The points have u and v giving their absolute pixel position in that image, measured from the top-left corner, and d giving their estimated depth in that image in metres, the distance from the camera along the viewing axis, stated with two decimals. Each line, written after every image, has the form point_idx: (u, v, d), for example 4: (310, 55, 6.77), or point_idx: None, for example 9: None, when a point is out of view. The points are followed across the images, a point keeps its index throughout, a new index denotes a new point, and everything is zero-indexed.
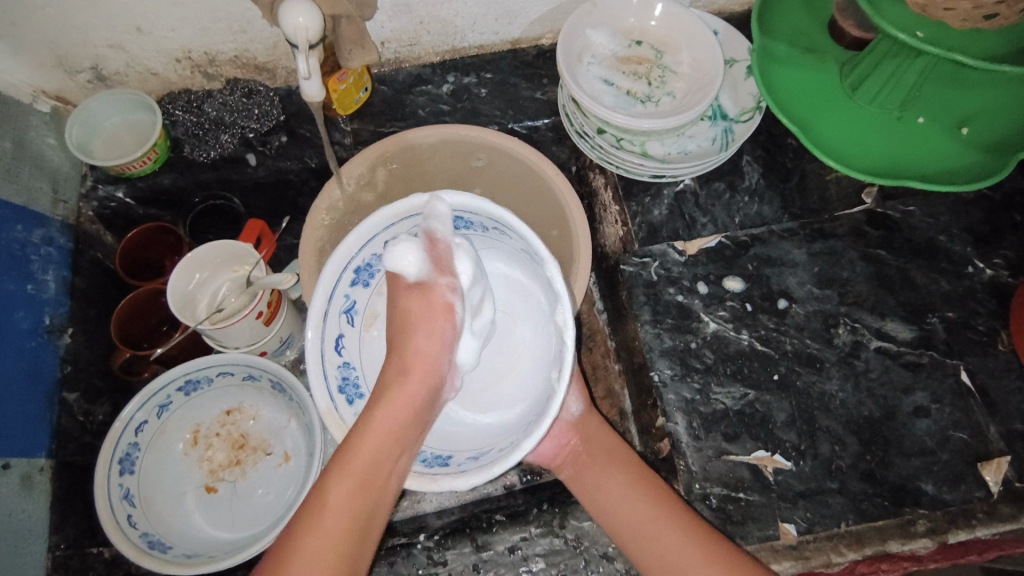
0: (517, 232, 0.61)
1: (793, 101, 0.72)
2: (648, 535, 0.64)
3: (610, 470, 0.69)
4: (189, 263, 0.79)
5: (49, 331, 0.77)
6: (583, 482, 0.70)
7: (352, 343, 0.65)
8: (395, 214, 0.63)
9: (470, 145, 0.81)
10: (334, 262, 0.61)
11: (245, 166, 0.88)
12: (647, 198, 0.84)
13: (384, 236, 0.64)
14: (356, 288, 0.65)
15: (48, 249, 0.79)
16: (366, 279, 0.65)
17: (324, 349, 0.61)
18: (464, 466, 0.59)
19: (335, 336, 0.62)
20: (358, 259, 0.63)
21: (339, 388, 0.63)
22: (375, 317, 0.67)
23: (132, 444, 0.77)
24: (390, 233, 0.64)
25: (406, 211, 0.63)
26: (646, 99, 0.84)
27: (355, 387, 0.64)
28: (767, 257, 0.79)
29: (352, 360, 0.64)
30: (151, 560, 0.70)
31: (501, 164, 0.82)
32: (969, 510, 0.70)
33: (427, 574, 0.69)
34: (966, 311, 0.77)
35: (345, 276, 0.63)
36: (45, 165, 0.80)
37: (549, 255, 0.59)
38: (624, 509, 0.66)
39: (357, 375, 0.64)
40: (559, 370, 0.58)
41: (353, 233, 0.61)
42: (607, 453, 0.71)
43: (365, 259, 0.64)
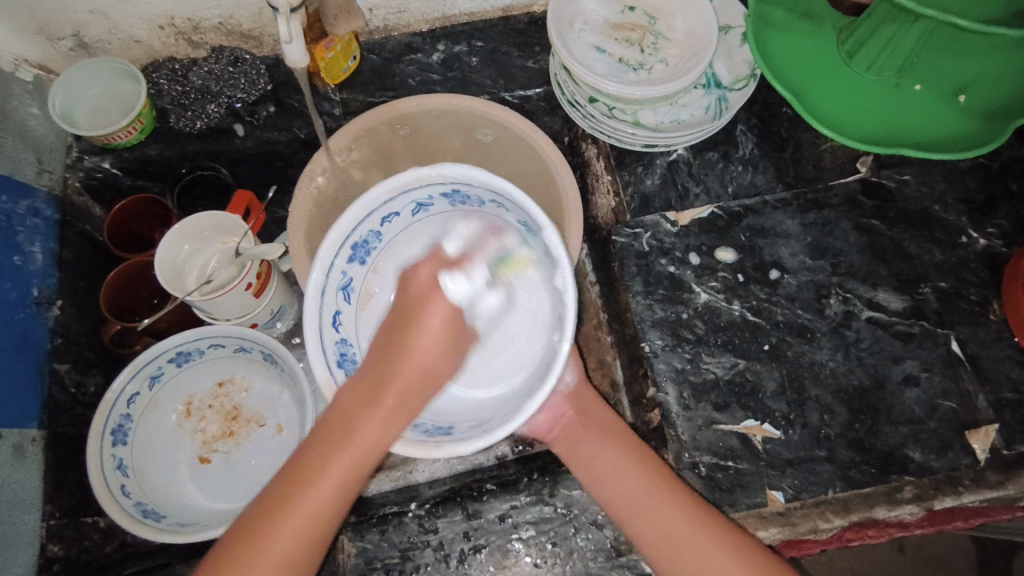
0: (517, 205, 0.60)
1: (786, 71, 0.70)
2: (648, 511, 0.63)
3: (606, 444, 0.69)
4: (177, 234, 0.78)
5: (38, 303, 0.77)
6: (578, 455, 0.70)
7: (348, 319, 0.64)
8: (391, 188, 0.61)
9: (468, 117, 0.80)
10: (331, 236, 0.60)
11: (233, 137, 0.86)
12: (641, 168, 0.83)
13: (378, 213, 0.62)
14: (353, 265, 0.64)
15: (34, 220, 0.78)
16: (363, 257, 0.64)
17: (323, 324, 0.60)
18: (467, 433, 0.59)
19: (333, 313, 0.62)
20: (353, 236, 0.62)
21: (338, 363, 0.62)
22: (370, 295, 0.67)
23: (125, 415, 0.77)
24: (385, 211, 0.63)
25: (402, 185, 0.61)
26: (639, 66, 0.82)
27: (354, 361, 0.64)
28: (760, 227, 0.79)
29: (349, 337, 0.64)
30: (145, 528, 0.70)
31: (498, 134, 0.81)
32: (956, 477, 0.70)
33: (418, 542, 0.69)
34: (959, 281, 0.76)
35: (343, 252, 0.62)
36: (29, 135, 0.79)
37: (549, 222, 0.57)
38: (619, 479, 0.66)
39: (353, 351, 0.64)
40: (560, 337, 0.59)
41: (351, 210, 0.60)
42: (603, 427, 0.70)
43: (361, 237, 0.63)
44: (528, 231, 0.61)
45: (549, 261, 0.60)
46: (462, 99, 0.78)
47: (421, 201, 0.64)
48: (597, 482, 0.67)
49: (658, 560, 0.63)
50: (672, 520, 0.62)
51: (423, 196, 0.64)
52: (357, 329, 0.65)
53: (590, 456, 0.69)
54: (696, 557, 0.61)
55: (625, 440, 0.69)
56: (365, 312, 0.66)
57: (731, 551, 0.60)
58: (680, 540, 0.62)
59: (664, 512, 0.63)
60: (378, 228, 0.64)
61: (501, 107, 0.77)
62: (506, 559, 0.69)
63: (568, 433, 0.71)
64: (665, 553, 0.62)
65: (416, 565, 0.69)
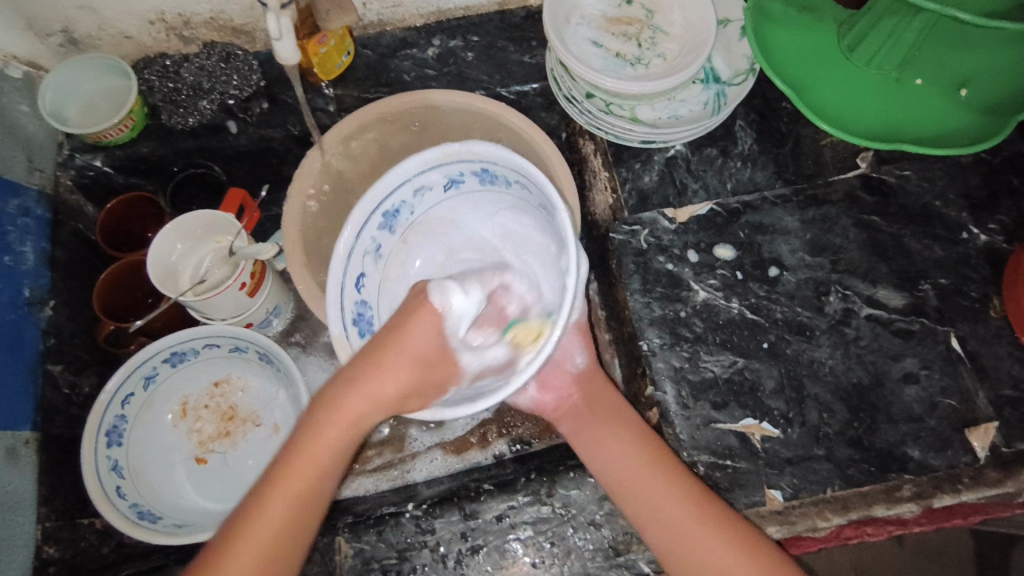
0: (536, 182, 0.59)
1: (788, 62, 0.70)
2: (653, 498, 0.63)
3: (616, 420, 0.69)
4: (170, 233, 0.78)
5: (30, 303, 0.76)
6: (587, 426, 0.69)
7: (371, 285, 0.66)
8: (425, 161, 0.62)
9: (468, 115, 0.79)
10: (364, 202, 0.62)
11: (226, 134, 0.85)
12: (638, 164, 0.82)
13: (410, 184, 0.64)
14: (382, 232, 0.65)
15: (25, 219, 0.78)
16: (393, 226, 0.66)
17: (346, 284, 0.63)
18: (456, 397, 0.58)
19: (356, 276, 0.64)
20: (385, 203, 0.64)
21: (353, 322, 0.64)
22: (398, 263, 0.70)
23: (119, 416, 0.76)
24: (418, 183, 0.64)
25: (437, 159, 0.63)
26: (636, 62, 0.81)
27: (369, 324, 0.66)
28: (759, 224, 0.78)
29: (369, 300, 0.66)
30: (141, 530, 0.70)
31: (496, 133, 0.79)
32: (955, 475, 0.70)
33: (416, 542, 0.69)
34: (959, 278, 0.76)
35: (374, 219, 0.64)
36: (18, 133, 0.78)
37: (564, 204, 0.56)
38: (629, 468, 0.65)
39: (372, 315, 0.66)
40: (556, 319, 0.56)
41: (385, 177, 0.62)
42: (612, 407, 0.70)
43: (393, 205, 0.65)
44: (547, 212, 0.60)
45: (559, 243, 0.60)
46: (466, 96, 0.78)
47: (455, 176, 0.65)
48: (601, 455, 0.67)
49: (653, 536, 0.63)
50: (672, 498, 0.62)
51: (454, 171, 0.65)
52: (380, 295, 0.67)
53: (598, 431, 0.69)
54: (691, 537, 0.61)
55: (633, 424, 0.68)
56: (387, 279, 0.69)
57: (726, 534, 0.60)
58: (678, 518, 0.62)
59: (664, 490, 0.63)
60: (408, 199, 0.65)
61: (503, 104, 0.77)
62: (504, 559, 0.68)
63: (580, 407, 0.71)
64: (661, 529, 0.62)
65: (413, 566, 0.68)
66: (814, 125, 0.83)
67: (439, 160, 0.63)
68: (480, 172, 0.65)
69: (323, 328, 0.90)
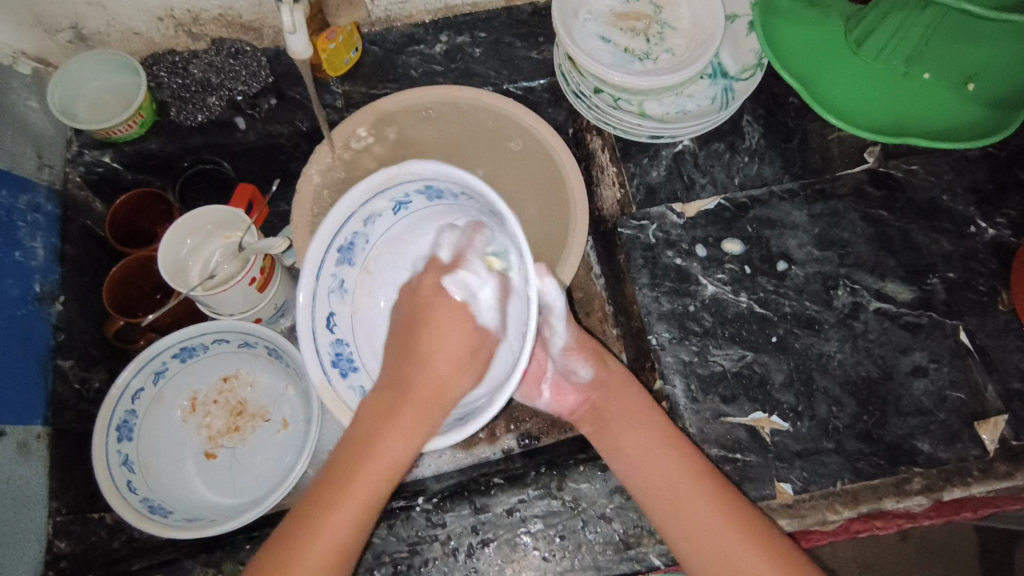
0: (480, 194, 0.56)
1: (795, 56, 0.70)
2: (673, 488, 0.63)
3: (633, 405, 0.69)
4: (179, 229, 0.78)
5: (40, 299, 0.77)
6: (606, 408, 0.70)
7: (344, 321, 0.65)
8: (368, 189, 0.60)
9: (481, 111, 0.79)
10: (314, 245, 0.60)
11: (234, 130, 0.85)
12: (646, 159, 0.82)
13: (359, 215, 0.62)
14: (342, 266, 0.64)
15: (35, 215, 0.78)
16: (351, 257, 0.64)
17: (316, 327, 0.61)
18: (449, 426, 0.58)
19: (326, 316, 0.62)
20: (339, 238, 0.62)
21: (333, 363, 0.63)
22: (366, 293, 0.67)
23: (130, 411, 0.76)
24: (369, 213, 0.62)
25: (378, 184, 0.61)
26: (644, 57, 0.81)
27: (350, 361, 0.64)
28: (767, 219, 0.78)
29: (345, 337, 0.65)
30: (152, 524, 0.70)
31: (506, 128, 0.80)
32: (965, 468, 0.70)
33: (427, 535, 0.69)
34: (967, 272, 0.76)
35: (330, 256, 0.62)
36: (28, 129, 0.78)
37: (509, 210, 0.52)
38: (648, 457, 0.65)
39: (351, 351, 0.65)
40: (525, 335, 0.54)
41: (328, 217, 0.60)
42: (629, 391, 0.70)
43: (348, 237, 0.63)
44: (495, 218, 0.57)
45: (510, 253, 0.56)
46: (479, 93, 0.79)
47: (400, 198, 0.63)
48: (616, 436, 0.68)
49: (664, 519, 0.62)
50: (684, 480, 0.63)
51: (399, 194, 0.63)
52: (354, 330, 0.66)
53: (615, 413, 0.69)
54: (699, 520, 0.61)
55: (648, 408, 0.68)
56: (359, 313, 0.66)
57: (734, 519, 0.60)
58: (689, 501, 0.62)
59: (678, 473, 0.63)
60: (361, 229, 0.63)
61: (515, 102, 0.78)
62: (515, 552, 0.69)
63: (595, 399, 0.71)
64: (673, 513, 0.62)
65: (424, 559, 0.69)
66: (822, 120, 0.83)
67: (380, 187, 0.61)
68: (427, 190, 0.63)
69: None
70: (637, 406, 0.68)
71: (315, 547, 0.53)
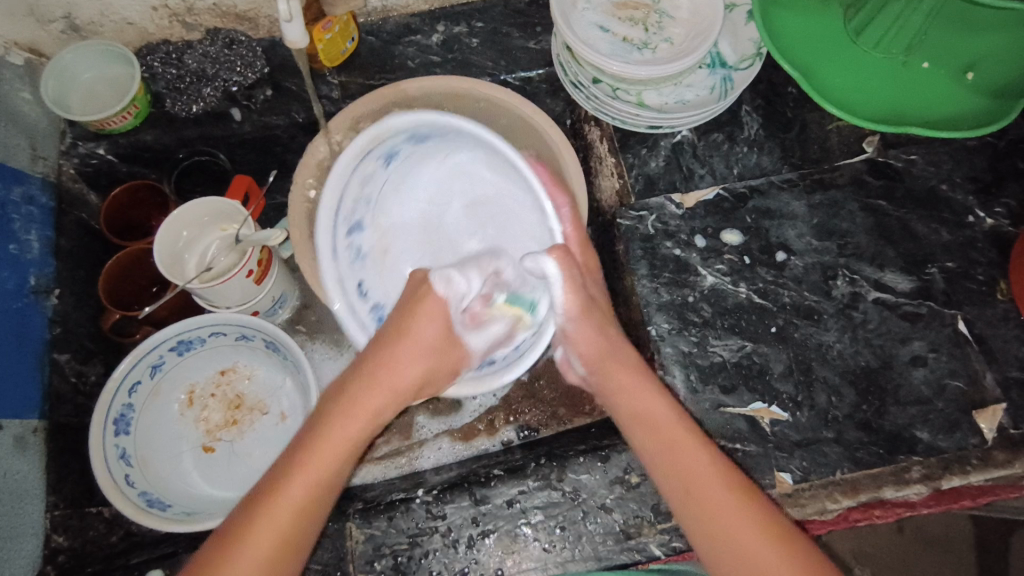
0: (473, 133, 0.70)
1: (795, 50, 0.70)
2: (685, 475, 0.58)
3: (640, 388, 0.63)
4: (175, 221, 0.77)
5: (35, 292, 0.76)
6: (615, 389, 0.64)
7: (373, 282, 0.74)
8: (353, 157, 0.69)
9: (499, 108, 0.78)
10: (324, 219, 0.69)
11: (229, 121, 0.84)
12: (645, 150, 0.82)
13: (360, 176, 0.71)
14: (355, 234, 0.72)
15: (29, 208, 0.78)
16: (360, 224, 0.73)
17: (348, 290, 0.71)
18: (507, 359, 0.70)
19: (355, 282, 0.72)
20: (346, 208, 0.71)
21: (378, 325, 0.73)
22: (386, 252, 0.75)
23: (126, 405, 0.76)
24: (369, 174, 0.71)
25: (364, 149, 0.70)
26: (643, 46, 0.81)
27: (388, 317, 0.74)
28: (766, 209, 0.78)
29: (381, 298, 0.74)
30: (151, 518, 0.70)
31: (524, 131, 0.79)
32: (964, 456, 0.70)
33: (427, 528, 0.69)
34: (966, 261, 0.76)
35: (340, 227, 0.71)
36: (20, 120, 0.77)
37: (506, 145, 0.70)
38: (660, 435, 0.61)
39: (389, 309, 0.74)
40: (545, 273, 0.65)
41: (329, 186, 0.69)
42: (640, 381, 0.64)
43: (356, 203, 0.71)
44: (491, 147, 0.71)
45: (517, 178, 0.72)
46: (502, 89, 0.77)
47: (390, 151, 0.72)
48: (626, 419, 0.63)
49: (679, 506, 0.58)
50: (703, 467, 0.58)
51: (388, 150, 0.72)
52: (385, 287, 0.75)
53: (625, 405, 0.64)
54: (720, 516, 0.56)
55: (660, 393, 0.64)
56: (384, 270, 0.75)
57: (752, 509, 0.56)
58: (709, 497, 0.57)
59: (695, 465, 0.58)
60: (360, 193, 0.72)
61: (535, 105, 0.76)
62: (515, 543, 0.69)
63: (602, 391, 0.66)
64: (688, 499, 0.57)
65: (424, 551, 0.69)
66: (822, 110, 0.83)
67: (365, 148, 0.70)
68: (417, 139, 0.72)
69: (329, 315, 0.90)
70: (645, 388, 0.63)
71: (283, 500, 0.54)
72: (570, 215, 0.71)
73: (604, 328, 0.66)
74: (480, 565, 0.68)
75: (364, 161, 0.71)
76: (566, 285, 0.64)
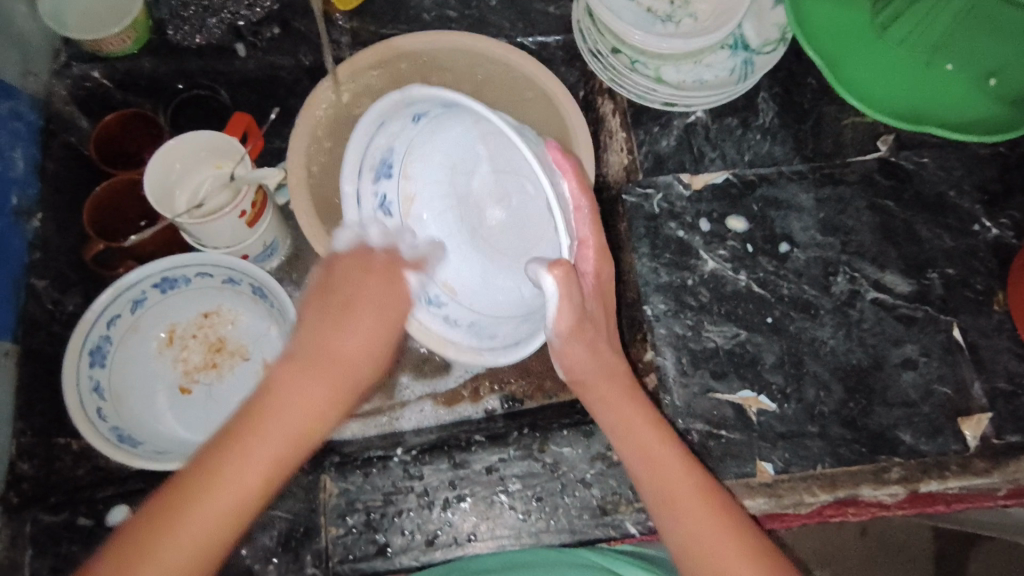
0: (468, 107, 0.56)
1: (821, 38, 0.69)
2: (662, 471, 0.57)
3: (628, 405, 0.60)
4: (168, 154, 0.74)
5: (17, 213, 0.75)
6: (598, 400, 0.61)
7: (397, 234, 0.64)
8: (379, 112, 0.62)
9: (524, 80, 0.76)
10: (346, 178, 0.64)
11: (234, 57, 0.81)
12: (657, 128, 0.80)
13: (385, 133, 0.63)
14: (380, 181, 0.64)
15: (15, 124, 0.75)
16: (388, 171, 0.64)
17: (367, 241, 0.63)
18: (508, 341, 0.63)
19: (377, 233, 0.63)
20: (369, 155, 0.63)
21: None
22: (411, 200, 0.64)
23: (104, 337, 0.74)
24: (387, 134, 0.63)
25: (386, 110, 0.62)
26: (666, 19, 0.79)
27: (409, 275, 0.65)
28: (774, 199, 0.77)
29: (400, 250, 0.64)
30: (121, 453, 0.67)
31: (545, 112, 0.76)
32: (944, 461, 0.70)
33: (403, 487, 0.68)
34: (966, 269, 0.76)
35: (365, 175, 0.64)
36: (14, 33, 0.74)
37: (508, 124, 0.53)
38: (640, 429, 0.59)
39: None
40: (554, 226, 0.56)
41: (350, 143, 0.63)
42: (621, 386, 0.61)
43: (381, 155, 0.64)
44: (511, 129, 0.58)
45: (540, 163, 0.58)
46: (516, 51, 0.75)
47: (419, 110, 0.62)
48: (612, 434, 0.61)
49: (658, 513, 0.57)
50: (679, 479, 0.57)
51: (418, 109, 0.62)
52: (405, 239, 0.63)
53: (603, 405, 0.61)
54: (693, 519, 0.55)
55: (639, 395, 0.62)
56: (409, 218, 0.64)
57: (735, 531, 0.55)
58: (682, 497, 0.56)
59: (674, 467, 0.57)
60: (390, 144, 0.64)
61: (561, 85, 0.74)
62: (491, 509, 0.68)
63: (580, 390, 0.62)
64: (670, 513, 0.56)
65: (398, 510, 0.68)
66: (839, 103, 0.81)
67: (393, 106, 0.62)
68: (446, 104, 0.61)
69: (320, 267, 0.88)
70: (627, 403, 0.60)
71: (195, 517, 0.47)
72: (587, 215, 0.60)
73: (594, 343, 0.60)
74: (454, 528, 0.67)
75: (391, 116, 0.63)
76: (560, 306, 0.53)
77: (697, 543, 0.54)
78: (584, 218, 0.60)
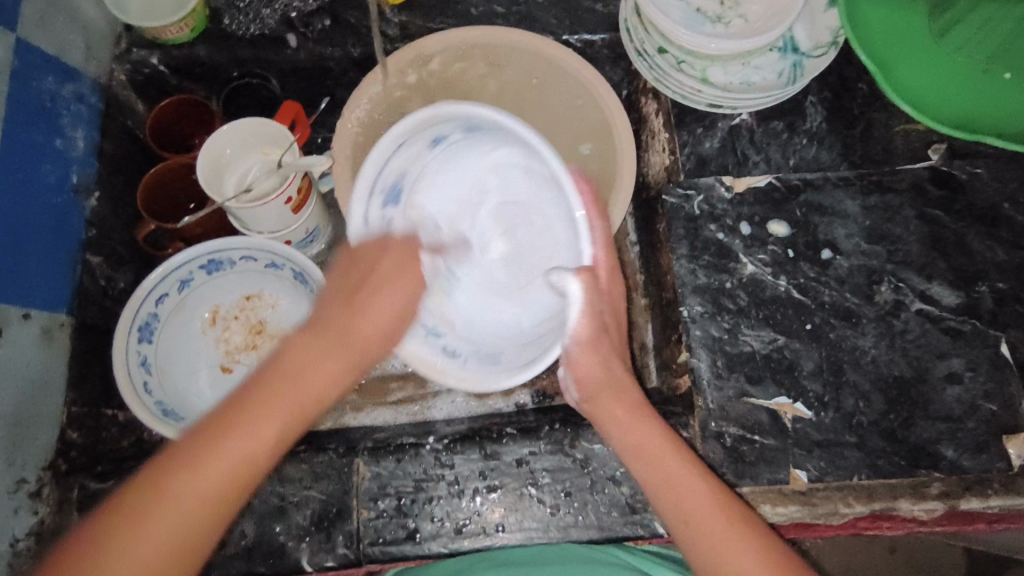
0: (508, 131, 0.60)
1: (874, 37, 0.68)
2: (677, 488, 0.57)
3: (638, 424, 0.61)
4: (220, 138, 0.76)
5: (76, 190, 0.77)
6: (609, 420, 0.61)
7: None
8: (398, 136, 0.60)
9: (572, 81, 0.76)
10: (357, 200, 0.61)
11: (285, 47, 0.83)
12: (700, 129, 0.80)
13: (400, 155, 0.62)
14: (389, 208, 0.63)
15: (79, 106, 0.77)
16: (395, 199, 0.64)
17: None
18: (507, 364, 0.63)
19: None
20: (382, 181, 0.62)
21: None
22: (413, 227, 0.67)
23: (153, 314, 0.76)
24: (404, 159, 0.62)
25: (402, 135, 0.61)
26: (716, 19, 0.78)
27: None
28: (819, 205, 0.76)
29: None
30: (165, 427, 0.70)
31: (588, 110, 0.77)
32: (987, 479, 0.68)
33: (434, 475, 0.69)
34: (1018, 283, 0.73)
35: (376, 202, 0.62)
36: (79, 17, 0.76)
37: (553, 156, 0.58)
38: (653, 447, 0.59)
39: None
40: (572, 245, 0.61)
41: (367, 162, 0.60)
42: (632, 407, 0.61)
43: (392, 179, 0.63)
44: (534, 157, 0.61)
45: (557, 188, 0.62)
46: (557, 47, 0.74)
47: (438, 134, 0.62)
48: (625, 456, 0.61)
49: (678, 529, 0.56)
50: (698, 494, 0.56)
51: (439, 132, 0.62)
52: None
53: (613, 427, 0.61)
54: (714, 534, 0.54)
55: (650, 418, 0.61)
56: None
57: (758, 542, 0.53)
58: (700, 512, 0.55)
59: (691, 483, 0.57)
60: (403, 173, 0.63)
61: (606, 84, 0.73)
62: (520, 501, 0.68)
63: (591, 411, 0.63)
64: (689, 529, 0.55)
65: (429, 497, 0.69)
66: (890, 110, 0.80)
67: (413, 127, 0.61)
68: (468, 128, 0.62)
69: None
70: (637, 421, 0.61)
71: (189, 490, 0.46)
72: (603, 237, 0.60)
73: (609, 358, 0.61)
74: (482, 518, 0.68)
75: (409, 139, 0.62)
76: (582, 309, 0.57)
77: (719, 556, 0.53)
78: (597, 239, 0.60)
